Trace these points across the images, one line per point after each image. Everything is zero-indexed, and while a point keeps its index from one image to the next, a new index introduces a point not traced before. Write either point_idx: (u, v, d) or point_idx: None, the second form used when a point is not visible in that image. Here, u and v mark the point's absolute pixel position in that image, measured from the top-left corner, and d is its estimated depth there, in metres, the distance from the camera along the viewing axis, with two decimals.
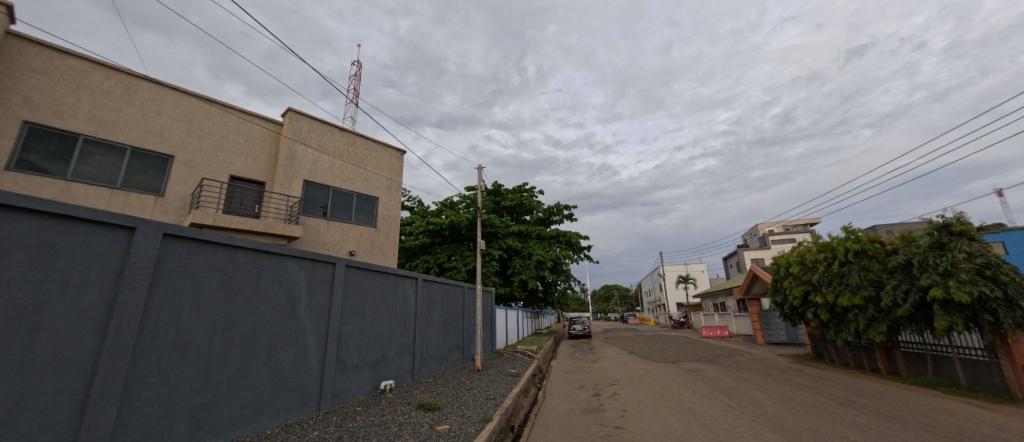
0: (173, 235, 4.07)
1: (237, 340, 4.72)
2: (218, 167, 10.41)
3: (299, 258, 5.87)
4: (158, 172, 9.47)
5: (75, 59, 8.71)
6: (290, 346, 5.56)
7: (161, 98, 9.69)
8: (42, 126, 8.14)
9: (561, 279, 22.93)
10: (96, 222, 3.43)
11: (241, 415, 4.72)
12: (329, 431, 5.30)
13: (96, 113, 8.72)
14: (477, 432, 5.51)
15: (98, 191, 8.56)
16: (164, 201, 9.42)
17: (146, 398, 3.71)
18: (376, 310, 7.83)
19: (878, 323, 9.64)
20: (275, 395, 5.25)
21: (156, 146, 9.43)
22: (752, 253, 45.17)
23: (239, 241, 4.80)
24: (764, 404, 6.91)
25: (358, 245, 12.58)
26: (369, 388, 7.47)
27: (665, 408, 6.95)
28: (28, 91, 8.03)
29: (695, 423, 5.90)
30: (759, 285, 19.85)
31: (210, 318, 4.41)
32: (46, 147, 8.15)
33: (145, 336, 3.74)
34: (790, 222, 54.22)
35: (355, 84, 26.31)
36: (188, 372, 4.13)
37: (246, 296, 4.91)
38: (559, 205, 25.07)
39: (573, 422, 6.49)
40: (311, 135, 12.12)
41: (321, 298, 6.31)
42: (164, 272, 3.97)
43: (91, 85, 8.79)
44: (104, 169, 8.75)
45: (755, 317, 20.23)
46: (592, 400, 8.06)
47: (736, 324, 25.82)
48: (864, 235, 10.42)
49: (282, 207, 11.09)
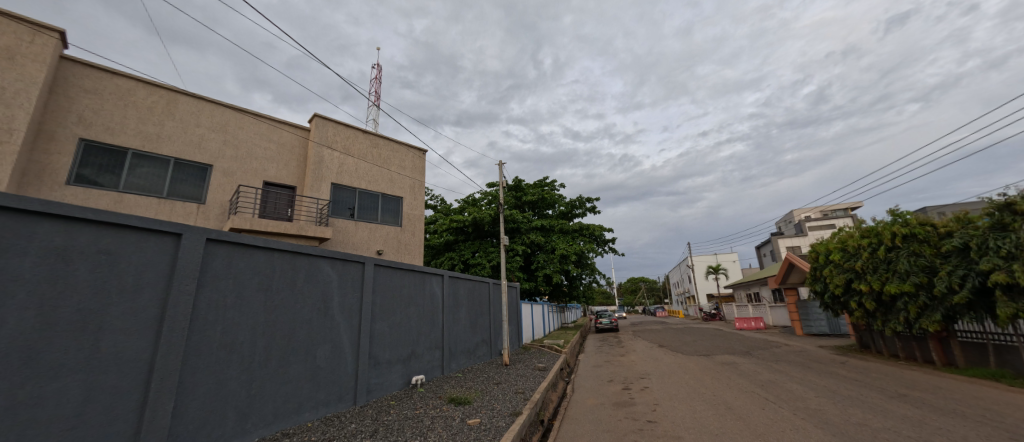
0: (214, 239, 4.29)
1: (277, 338, 4.95)
2: (252, 173, 10.91)
3: (330, 257, 6.07)
4: (199, 180, 10.01)
5: (122, 78, 9.29)
6: (325, 343, 5.78)
7: (199, 111, 10.24)
8: (96, 143, 8.77)
9: (586, 273, 22.80)
10: (147, 229, 3.66)
11: (284, 409, 4.98)
12: (366, 423, 5.48)
13: (141, 128, 9.31)
14: (507, 425, 5.56)
15: (146, 201, 9.14)
16: (205, 208, 9.96)
17: (199, 392, 3.96)
18: (405, 308, 8.04)
19: (931, 311, 9.04)
20: (314, 389, 5.49)
21: (196, 156, 9.98)
22: (786, 241, 43.51)
23: (274, 243, 5.01)
24: (807, 398, 6.64)
25: (384, 245, 12.88)
26: (402, 383, 7.69)
27: (699, 402, 6.77)
28: (81, 111, 8.65)
29: (732, 417, 5.72)
30: (796, 274, 18.98)
31: (252, 318, 4.64)
32: (98, 161, 8.76)
33: (195, 334, 3.98)
34: (826, 206, 51.55)
35: (375, 87, 26.86)
36: (235, 368, 4.37)
37: (283, 296, 5.13)
38: (582, 198, 25.00)
39: (603, 416, 6.44)
40: (337, 139, 12.50)
41: (352, 296, 6.52)
42: (210, 274, 4.21)
43: (136, 102, 9.37)
44: (150, 180, 9.32)
45: (792, 307, 19.39)
46: (622, 394, 7.96)
47: (771, 315, 24.79)
48: (913, 218, 9.69)
49: (312, 210, 11.52)
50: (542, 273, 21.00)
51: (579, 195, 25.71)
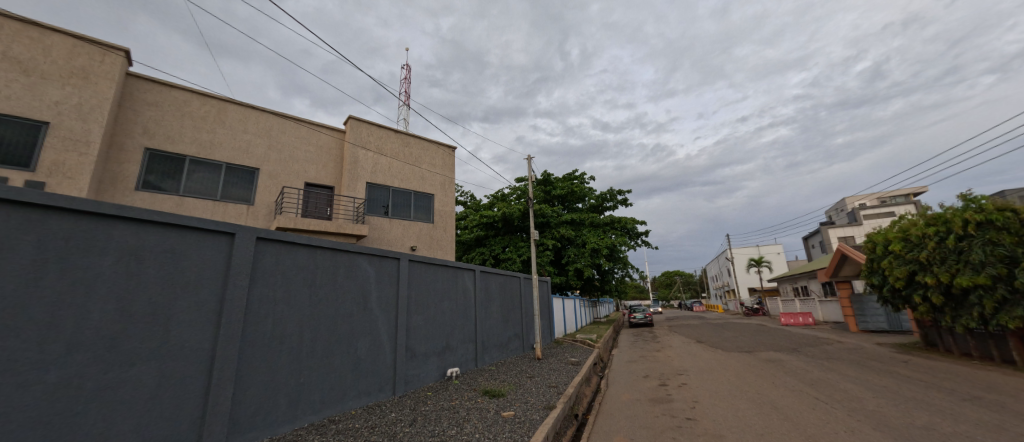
0: (263, 238, 4.57)
1: (321, 330, 5.23)
2: (294, 175, 11.50)
3: (368, 254, 6.32)
4: (248, 183, 10.69)
5: (178, 91, 10.04)
6: (366, 335, 6.04)
7: (246, 118, 10.90)
8: (158, 151, 9.57)
9: (618, 266, 22.38)
10: (205, 229, 3.96)
11: (330, 397, 5.27)
12: (405, 413, 5.69)
13: (197, 136, 10.05)
14: (542, 419, 5.58)
15: (203, 203, 9.88)
16: (254, 209, 10.63)
17: (254, 380, 4.26)
18: (439, 302, 8.24)
19: (1012, 306, 8.16)
20: (356, 379, 5.77)
21: (244, 160, 10.66)
22: (837, 231, 40.60)
23: (317, 241, 5.27)
24: (863, 398, 6.20)
25: (418, 241, 13.23)
26: (437, 375, 7.91)
27: (742, 400, 6.50)
28: (146, 123, 9.45)
29: (779, 417, 5.45)
30: (849, 266, 17.67)
31: (298, 311, 4.93)
32: (161, 168, 9.56)
33: (249, 327, 4.28)
34: (883, 192, 47.50)
35: (405, 87, 27.51)
36: (285, 358, 4.66)
37: (326, 291, 5.40)
38: (613, 190, 24.48)
39: (639, 412, 6.33)
40: (371, 139, 12.92)
41: (389, 290, 6.76)
42: (260, 270, 4.50)
43: (192, 112, 10.11)
44: (206, 184, 10.06)
45: (845, 302, 18.11)
46: (659, 390, 7.78)
47: (821, 310, 23.28)
48: (989, 204, 8.74)
49: (350, 208, 12.01)
50: (574, 267, 20.81)
51: (610, 188, 25.19)
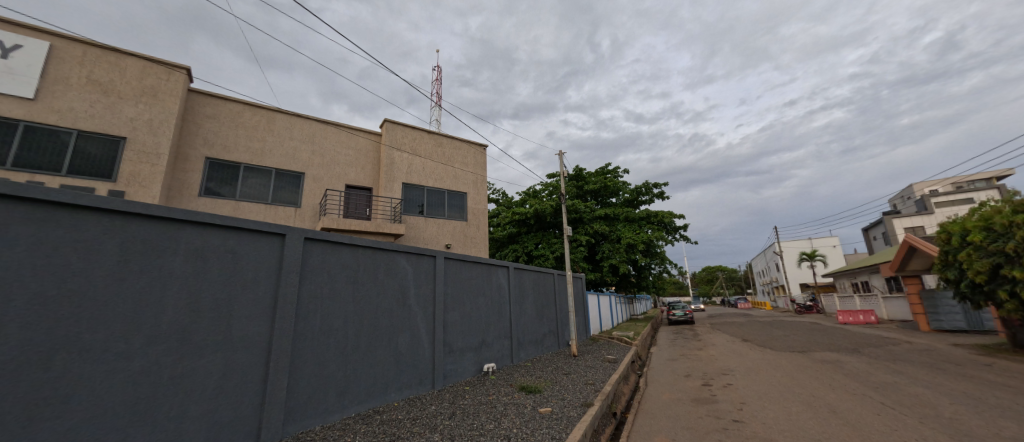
0: (310, 238, 4.84)
1: (365, 325, 5.47)
2: (336, 178, 12.07)
3: (406, 252, 6.52)
4: (294, 187, 11.35)
5: (232, 103, 10.82)
6: (405, 331, 6.26)
7: (291, 125, 11.57)
8: (217, 160, 10.37)
9: (655, 262, 21.71)
10: (260, 231, 4.25)
11: (374, 389, 5.51)
12: (444, 406, 5.85)
13: (249, 145, 10.80)
14: (579, 416, 5.54)
15: (256, 207, 10.61)
16: (301, 211, 11.27)
17: (306, 371, 4.54)
18: (474, 298, 8.37)
19: None
20: (398, 373, 5.99)
21: (291, 166, 11.32)
22: (903, 221, 36.99)
23: (358, 240, 5.51)
24: (937, 404, 5.64)
25: (452, 239, 13.49)
26: (474, 370, 8.05)
27: (795, 403, 6.11)
28: (205, 134, 10.27)
29: (838, 423, 5.07)
30: (918, 259, 16.09)
31: (344, 307, 5.18)
32: (219, 175, 10.36)
33: (300, 321, 4.56)
34: (958, 176, 42.69)
35: (436, 88, 28.03)
36: (333, 351, 4.92)
37: (368, 287, 5.65)
38: (648, 184, 23.75)
39: (682, 413, 6.12)
40: (406, 141, 13.31)
41: (426, 287, 6.95)
42: (309, 268, 4.77)
43: (244, 122, 10.87)
44: (258, 189, 10.79)
45: (913, 298, 16.51)
46: (702, 390, 7.48)
47: (884, 307, 21.37)
48: None
49: (388, 209, 12.45)
50: (608, 263, 20.41)
51: (645, 181, 24.45)
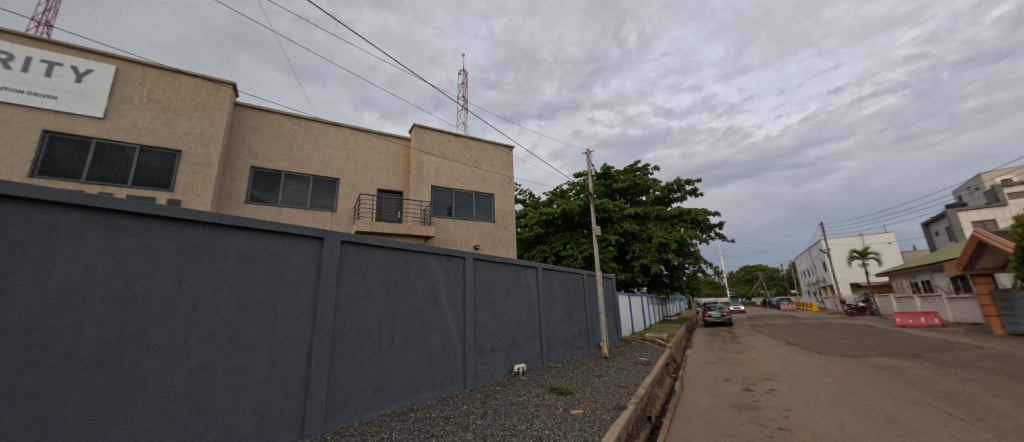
0: (346, 241, 5.03)
1: (398, 325, 5.62)
2: (368, 183, 12.49)
3: (436, 253, 6.65)
4: (330, 192, 11.85)
5: (273, 114, 11.45)
6: (437, 331, 6.37)
7: (327, 134, 12.09)
8: (260, 168, 11.00)
9: (689, 261, 20.97)
10: (300, 235, 4.47)
11: (408, 387, 5.65)
12: (476, 406, 5.91)
13: (288, 154, 11.39)
14: (612, 419, 5.43)
15: (296, 212, 11.15)
16: (336, 215, 11.75)
17: (344, 369, 4.72)
18: (503, 299, 8.41)
19: None
20: (430, 372, 6.11)
21: (327, 172, 11.83)
22: (970, 214, 33.69)
23: (391, 243, 5.68)
24: (1016, 417, 5.09)
25: (481, 240, 13.62)
26: (505, 370, 8.08)
27: (848, 411, 5.71)
28: (250, 145, 10.93)
29: (898, 434, 4.69)
30: (988, 256, 14.62)
31: (378, 308, 5.35)
32: (263, 183, 10.98)
33: (338, 321, 4.74)
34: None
35: (462, 92, 28.42)
36: (368, 350, 5.09)
37: (401, 288, 5.80)
38: (680, 180, 23.00)
39: (721, 419, 5.87)
40: (434, 145, 13.59)
41: (456, 288, 7.05)
42: (345, 270, 4.96)
43: (284, 132, 11.48)
44: (297, 195, 11.35)
45: (984, 299, 15.01)
46: (743, 396, 7.13)
47: (949, 309, 19.57)
48: None
49: (418, 211, 12.75)
50: (639, 263, 19.92)
51: (677, 178, 23.68)
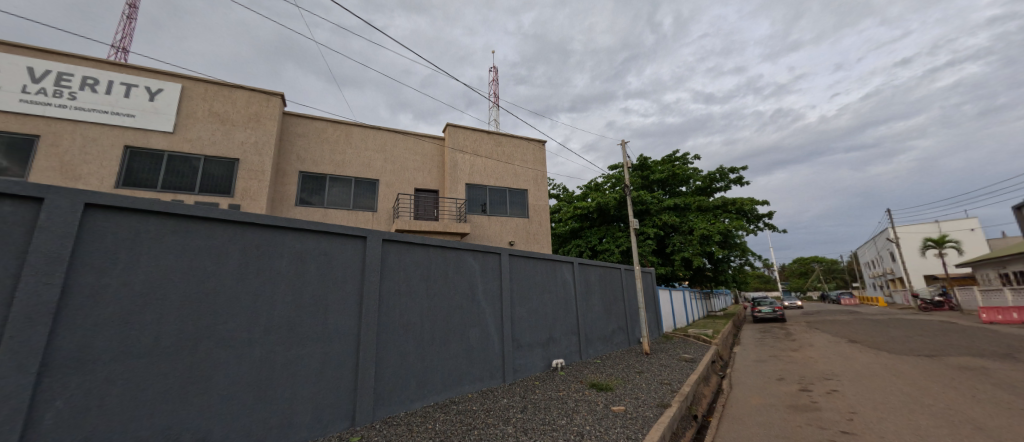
0: (387, 239, 5.24)
1: (438, 319, 5.79)
2: (406, 182, 12.90)
3: (473, 250, 6.76)
4: (371, 193, 12.36)
5: (317, 121, 12.10)
6: (476, 325, 6.50)
7: (366, 137, 12.62)
8: (307, 173, 11.68)
9: (735, 254, 19.89)
10: (346, 234, 4.71)
11: (449, 380, 5.81)
12: (516, 400, 5.96)
13: (332, 158, 12.00)
14: (656, 417, 5.28)
15: (340, 213, 11.75)
16: (377, 215, 12.25)
17: (389, 362, 4.92)
18: (540, 294, 8.41)
19: None
20: (470, 365, 6.25)
21: (367, 174, 12.35)
22: None
23: (429, 240, 5.84)
24: None
25: (515, 236, 13.68)
26: (543, 365, 8.09)
27: (925, 416, 5.19)
28: (297, 151, 11.64)
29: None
30: None
31: (419, 303, 5.54)
32: (310, 186, 11.65)
33: (382, 316, 4.96)
34: None
35: (493, 89, 28.53)
36: (411, 344, 5.29)
37: (440, 284, 5.96)
38: (723, 169, 21.83)
39: (775, 420, 5.54)
40: (467, 143, 13.78)
41: (493, 283, 7.14)
42: (387, 268, 5.17)
43: (327, 138, 12.10)
44: (341, 197, 11.94)
45: None
46: (800, 396, 6.68)
47: None
48: None
49: (453, 209, 13.00)
50: (680, 256, 19.17)
51: (720, 166, 22.49)
